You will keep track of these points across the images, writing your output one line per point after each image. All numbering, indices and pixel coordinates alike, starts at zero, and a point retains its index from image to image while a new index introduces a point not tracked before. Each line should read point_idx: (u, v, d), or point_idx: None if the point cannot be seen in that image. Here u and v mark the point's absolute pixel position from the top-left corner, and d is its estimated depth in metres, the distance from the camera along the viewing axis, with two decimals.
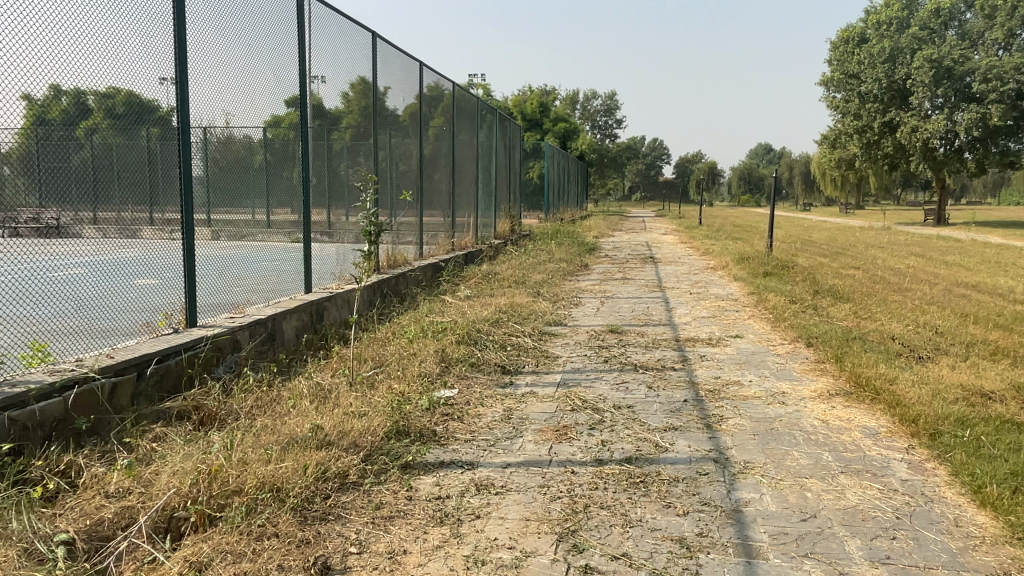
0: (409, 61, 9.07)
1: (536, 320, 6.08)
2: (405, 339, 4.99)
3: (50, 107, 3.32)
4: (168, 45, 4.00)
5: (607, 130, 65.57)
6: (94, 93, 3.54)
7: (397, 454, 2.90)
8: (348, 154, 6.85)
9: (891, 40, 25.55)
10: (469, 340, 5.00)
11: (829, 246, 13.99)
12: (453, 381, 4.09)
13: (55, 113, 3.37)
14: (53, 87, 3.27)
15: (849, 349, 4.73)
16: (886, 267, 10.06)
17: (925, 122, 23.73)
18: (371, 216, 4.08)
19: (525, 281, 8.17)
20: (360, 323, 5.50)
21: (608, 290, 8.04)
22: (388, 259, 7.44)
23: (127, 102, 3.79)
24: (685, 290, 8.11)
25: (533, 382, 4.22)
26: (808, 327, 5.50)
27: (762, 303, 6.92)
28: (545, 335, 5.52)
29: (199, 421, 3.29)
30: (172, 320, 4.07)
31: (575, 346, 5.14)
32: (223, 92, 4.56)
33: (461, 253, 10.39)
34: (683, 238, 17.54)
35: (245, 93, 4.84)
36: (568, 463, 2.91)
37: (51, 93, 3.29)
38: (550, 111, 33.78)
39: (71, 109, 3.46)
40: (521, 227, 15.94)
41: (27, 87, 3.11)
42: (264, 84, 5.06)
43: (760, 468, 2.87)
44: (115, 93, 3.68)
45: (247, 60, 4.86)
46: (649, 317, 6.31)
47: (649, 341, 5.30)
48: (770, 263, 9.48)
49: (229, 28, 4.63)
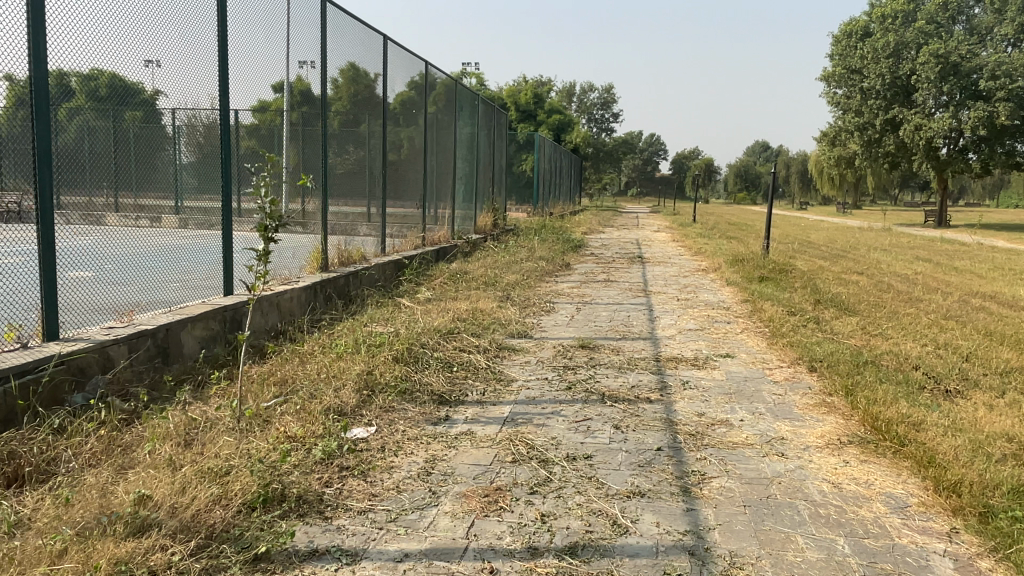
0: (397, 50, 8.51)
1: (498, 330, 5.26)
2: (332, 355, 4.16)
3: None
4: (156, 30, 4.04)
5: (604, 125, 64.81)
6: (77, 75, 3.50)
7: (248, 542, 2.09)
8: (338, 143, 6.76)
9: (897, 34, 24.75)
10: (409, 356, 4.18)
11: (830, 248, 13.18)
12: (372, 415, 3.27)
13: None
14: None
15: (862, 378, 3.94)
16: (892, 274, 9.27)
17: (929, 120, 22.94)
18: (267, 203, 3.23)
19: (496, 282, 7.34)
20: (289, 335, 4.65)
21: (587, 295, 7.22)
22: (338, 257, 6.63)
23: (110, 85, 3.83)
24: (672, 296, 7.29)
25: (474, 416, 3.39)
26: (811, 345, 4.71)
27: (757, 314, 6.11)
28: (504, 350, 4.69)
29: (9, 477, 2.48)
30: (23, 333, 3.22)
31: (536, 366, 4.32)
32: (210, 78, 4.55)
33: (433, 248, 9.53)
34: (677, 236, 16.66)
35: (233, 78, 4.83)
36: (489, 555, 2.11)
37: None
38: (545, 102, 32.80)
39: (55, 90, 3.38)
40: (505, 221, 15.08)
41: (9, 68, 3.10)
42: (249, 67, 5.06)
43: (751, 568, 2.07)
44: (99, 75, 3.70)
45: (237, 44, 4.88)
46: (628, 329, 5.49)
47: (624, 361, 4.47)
48: (767, 266, 8.67)
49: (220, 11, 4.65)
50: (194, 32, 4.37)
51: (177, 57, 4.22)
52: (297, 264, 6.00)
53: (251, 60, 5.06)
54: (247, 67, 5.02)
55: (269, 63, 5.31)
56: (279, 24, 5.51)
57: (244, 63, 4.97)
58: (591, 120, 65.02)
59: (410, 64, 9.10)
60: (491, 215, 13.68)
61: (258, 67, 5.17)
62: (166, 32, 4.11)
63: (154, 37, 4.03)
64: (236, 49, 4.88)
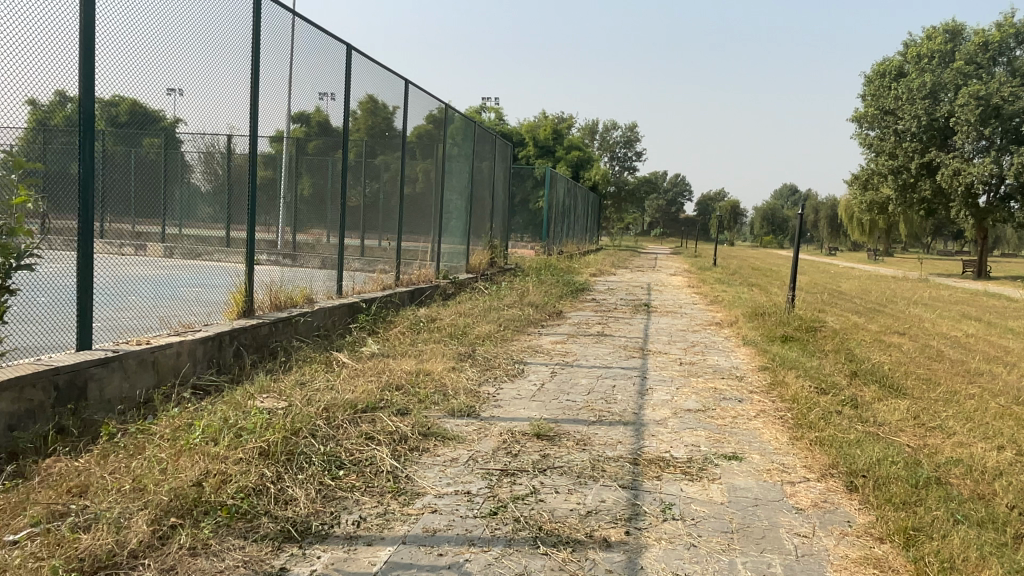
0: (375, 66, 7.55)
1: (436, 405, 4.06)
2: (175, 447, 3.00)
3: (55, 111, 3.49)
4: (177, 61, 4.35)
5: (626, 163, 63.97)
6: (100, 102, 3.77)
7: None
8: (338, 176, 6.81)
9: (933, 75, 23.67)
10: (283, 449, 3.00)
11: (864, 301, 11.85)
12: (155, 571, 2.11)
13: (58, 119, 3.52)
14: (59, 93, 3.50)
15: (930, 515, 2.68)
16: (939, 336, 7.96)
17: (968, 164, 21.63)
18: None
19: (463, 334, 6.17)
20: (140, 416, 3.50)
21: (571, 353, 6.02)
22: (270, 299, 5.53)
23: (130, 112, 4.06)
24: (674, 358, 6.05)
25: (324, 570, 2.18)
26: (850, 448, 3.46)
27: (777, 389, 4.85)
28: (429, 439, 3.47)
29: None
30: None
31: (461, 469, 3.09)
32: (229, 106, 4.92)
33: (407, 288, 8.35)
34: (693, 281, 15.44)
35: (254, 106, 5.21)
36: None
37: (58, 99, 3.50)
38: (564, 138, 31.99)
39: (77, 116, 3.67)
40: (505, 260, 13.97)
41: (32, 92, 3.34)
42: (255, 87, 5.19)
43: None
44: (120, 102, 3.93)
45: (258, 73, 5.24)
46: (608, 408, 4.24)
47: (587, 462, 3.22)
48: (792, 322, 7.39)
49: (246, 43, 5.06)
50: (219, 66, 4.77)
51: (200, 87, 4.59)
52: (205, 307, 4.86)
53: (270, 90, 5.43)
54: (266, 101, 5.41)
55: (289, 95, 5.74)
56: (291, 44, 5.71)
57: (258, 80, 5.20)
58: (614, 158, 64.33)
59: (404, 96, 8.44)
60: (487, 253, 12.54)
61: (268, 95, 5.43)
62: (188, 62, 4.46)
63: (177, 69, 4.36)
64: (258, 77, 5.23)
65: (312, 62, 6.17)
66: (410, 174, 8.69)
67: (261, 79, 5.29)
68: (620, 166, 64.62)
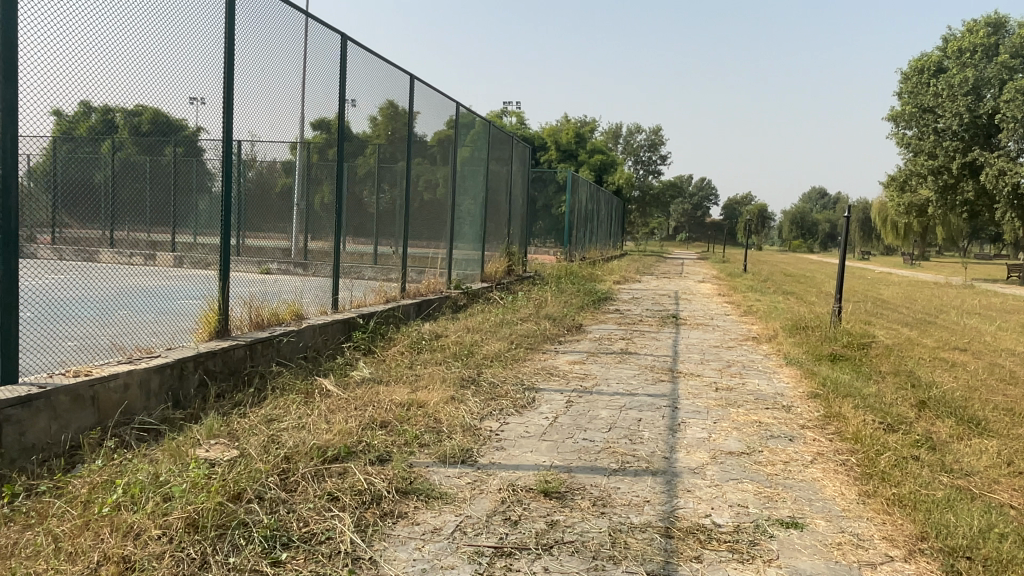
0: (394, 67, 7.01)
1: (426, 450, 3.39)
2: (85, 515, 2.37)
3: (79, 121, 3.37)
4: (196, 63, 4.00)
5: (651, 167, 62.90)
6: (121, 111, 3.67)
7: None
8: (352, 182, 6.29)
9: (975, 71, 22.57)
10: (216, 522, 2.36)
11: (911, 312, 10.95)
12: None
13: (83, 128, 3.44)
14: (83, 104, 3.36)
15: None
16: (1005, 352, 7.09)
17: (1015, 163, 20.47)
18: None
19: (470, 354, 5.51)
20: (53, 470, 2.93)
21: (591, 377, 5.31)
22: (258, 318, 4.95)
23: (153, 121, 3.95)
24: (708, 382, 5.31)
25: None
26: (941, 514, 2.72)
27: (834, 425, 4.09)
28: (409, 499, 2.79)
29: None
30: None
31: (442, 546, 2.41)
32: (253, 113, 4.57)
33: (415, 300, 7.68)
34: (722, 289, 14.62)
35: (271, 112, 4.81)
36: None
37: (82, 109, 3.37)
38: (587, 142, 31.21)
39: (99, 125, 3.56)
40: (523, 268, 13.28)
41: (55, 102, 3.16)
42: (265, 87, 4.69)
43: None
44: (142, 112, 3.83)
45: (272, 75, 4.77)
46: (633, 452, 3.52)
47: (606, 535, 2.52)
48: (840, 338, 6.59)
49: (261, 45, 4.63)
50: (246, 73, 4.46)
51: (225, 100, 4.28)
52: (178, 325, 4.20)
53: (286, 98, 4.99)
54: (285, 108, 5.00)
55: (305, 102, 5.26)
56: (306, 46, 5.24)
57: (272, 81, 4.77)
58: (639, 162, 63.34)
59: (425, 99, 7.93)
60: (504, 261, 11.86)
61: (286, 106, 4.99)
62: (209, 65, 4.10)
63: (197, 71, 4.02)
64: (276, 80, 4.84)
65: (329, 63, 5.65)
66: (427, 180, 8.13)
67: (275, 82, 4.82)
68: (645, 170, 63.56)
